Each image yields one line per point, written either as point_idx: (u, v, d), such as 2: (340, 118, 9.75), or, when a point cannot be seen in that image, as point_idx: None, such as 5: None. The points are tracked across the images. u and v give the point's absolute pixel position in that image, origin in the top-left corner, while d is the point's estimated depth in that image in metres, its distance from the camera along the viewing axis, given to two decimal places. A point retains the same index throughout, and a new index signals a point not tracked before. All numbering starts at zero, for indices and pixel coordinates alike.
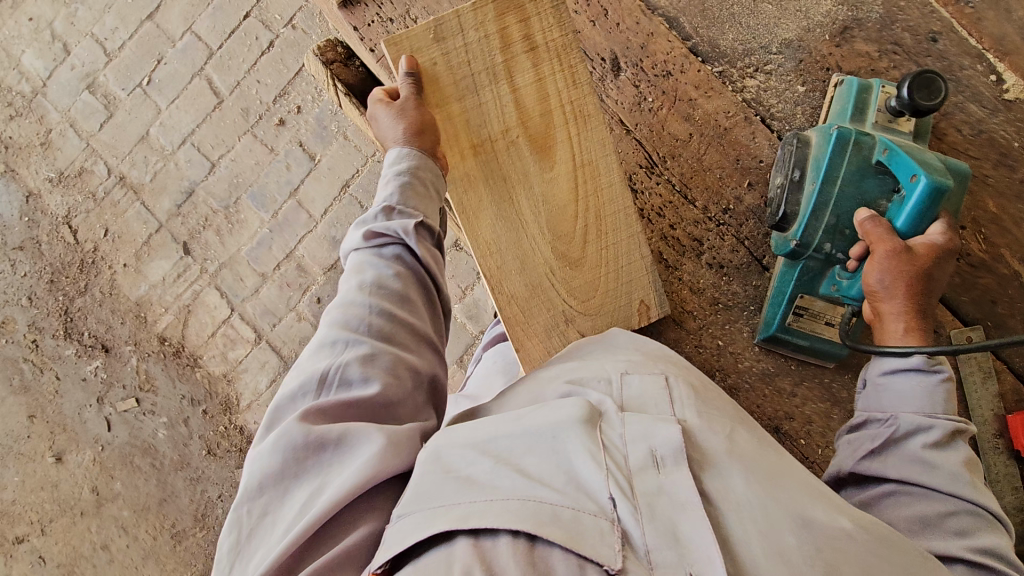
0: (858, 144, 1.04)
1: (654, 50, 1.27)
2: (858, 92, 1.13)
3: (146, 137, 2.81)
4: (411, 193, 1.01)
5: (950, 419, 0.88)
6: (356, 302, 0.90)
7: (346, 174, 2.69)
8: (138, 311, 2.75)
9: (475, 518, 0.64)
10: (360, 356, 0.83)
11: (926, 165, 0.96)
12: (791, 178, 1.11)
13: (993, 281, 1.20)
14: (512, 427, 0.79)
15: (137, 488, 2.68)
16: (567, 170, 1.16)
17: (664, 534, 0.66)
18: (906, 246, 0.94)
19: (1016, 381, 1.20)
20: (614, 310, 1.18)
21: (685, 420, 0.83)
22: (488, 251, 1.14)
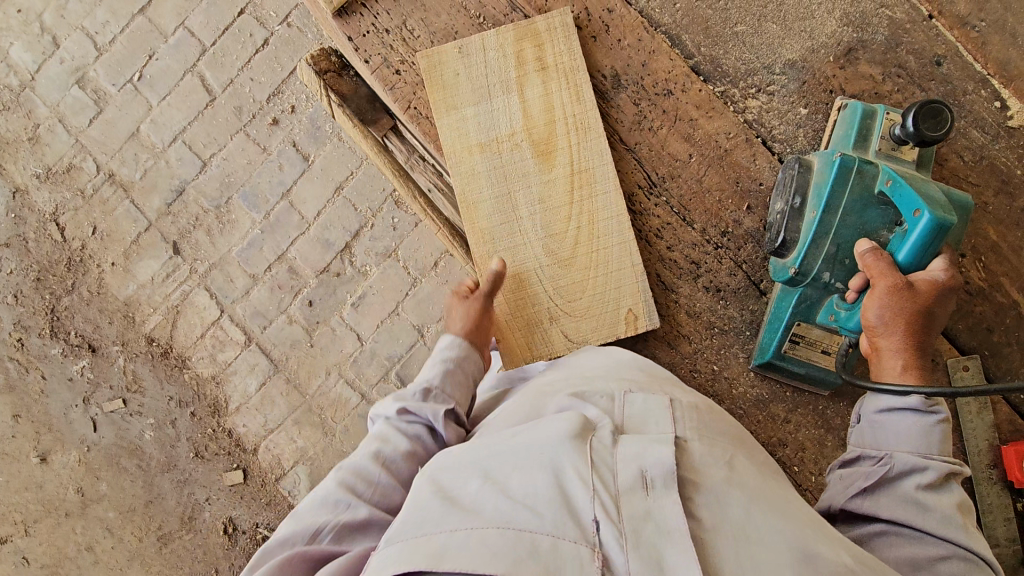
0: (861, 173, 1.02)
1: (655, 68, 1.23)
2: (862, 118, 1.10)
3: (137, 134, 2.76)
4: (451, 380, 1.06)
5: (946, 461, 0.87)
6: (367, 470, 0.91)
7: (340, 175, 2.66)
8: (127, 311, 2.71)
9: (452, 552, 0.65)
10: (358, 521, 0.83)
11: (931, 200, 0.93)
12: (792, 205, 1.08)
13: (990, 309, 1.19)
14: (505, 446, 0.80)
15: (123, 490, 2.65)
16: (564, 175, 1.19)
17: (647, 564, 0.67)
18: (907, 282, 0.91)
19: (1011, 411, 1.19)
20: (598, 315, 1.19)
21: (684, 441, 0.84)
22: (482, 240, 1.19)
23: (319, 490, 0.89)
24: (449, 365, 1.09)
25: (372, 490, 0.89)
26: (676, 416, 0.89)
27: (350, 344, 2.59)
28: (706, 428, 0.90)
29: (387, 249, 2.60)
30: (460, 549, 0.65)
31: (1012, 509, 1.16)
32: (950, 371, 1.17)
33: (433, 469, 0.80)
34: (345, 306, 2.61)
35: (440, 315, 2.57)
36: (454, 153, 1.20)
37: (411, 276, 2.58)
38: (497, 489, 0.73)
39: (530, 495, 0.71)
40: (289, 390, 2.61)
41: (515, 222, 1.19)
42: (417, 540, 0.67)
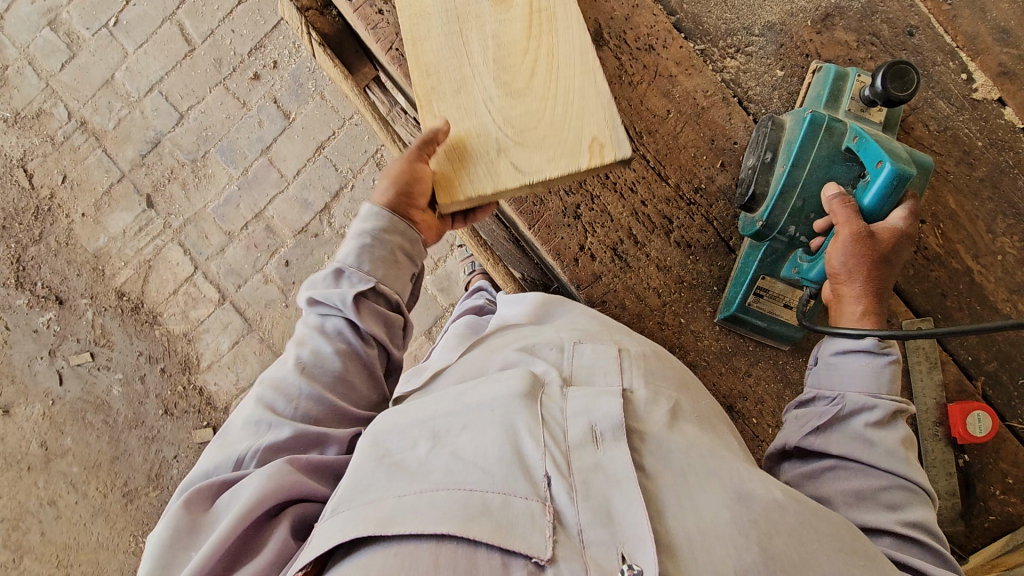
0: (830, 130, 1.05)
1: (638, 23, 1.25)
2: (836, 79, 1.12)
3: (111, 82, 2.67)
4: (369, 256, 0.98)
5: (892, 400, 0.93)
6: (285, 383, 0.92)
7: (321, 134, 2.62)
8: (96, 263, 2.66)
9: (403, 517, 0.66)
10: (278, 441, 0.86)
11: (897, 155, 0.97)
12: (763, 159, 1.12)
13: (944, 274, 1.24)
14: (453, 409, 0.83)
15: (89, 445, 2.62)
16: (522, 13, 1.01)
17: (598, 514, 0.69)
18: (868, 231, 0.96)
19: (959, 373, 1.24)
20: (557, 144, 0.93)
21: (631, 391, 0.86)
22: (424, 71, 0.98)
23: (240, 413, 0.92)
24: (363, 240, 0.99)
25: (295, 404, 0.91)
26: (623, 364, 0.92)
27: None
28: (652, 373, 0.93)
29: None
30: (408, 513, 0.67)
31: (954, 465, 1.22)
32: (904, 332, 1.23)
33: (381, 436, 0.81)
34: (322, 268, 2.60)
35: None
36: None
37: None
38: (447, 455, 0.75)
39: (479, 455, 0.74)
40: (262, 349, 2.60)
41: (463, 53, 0.99)
42: (366, 507, 0.69)
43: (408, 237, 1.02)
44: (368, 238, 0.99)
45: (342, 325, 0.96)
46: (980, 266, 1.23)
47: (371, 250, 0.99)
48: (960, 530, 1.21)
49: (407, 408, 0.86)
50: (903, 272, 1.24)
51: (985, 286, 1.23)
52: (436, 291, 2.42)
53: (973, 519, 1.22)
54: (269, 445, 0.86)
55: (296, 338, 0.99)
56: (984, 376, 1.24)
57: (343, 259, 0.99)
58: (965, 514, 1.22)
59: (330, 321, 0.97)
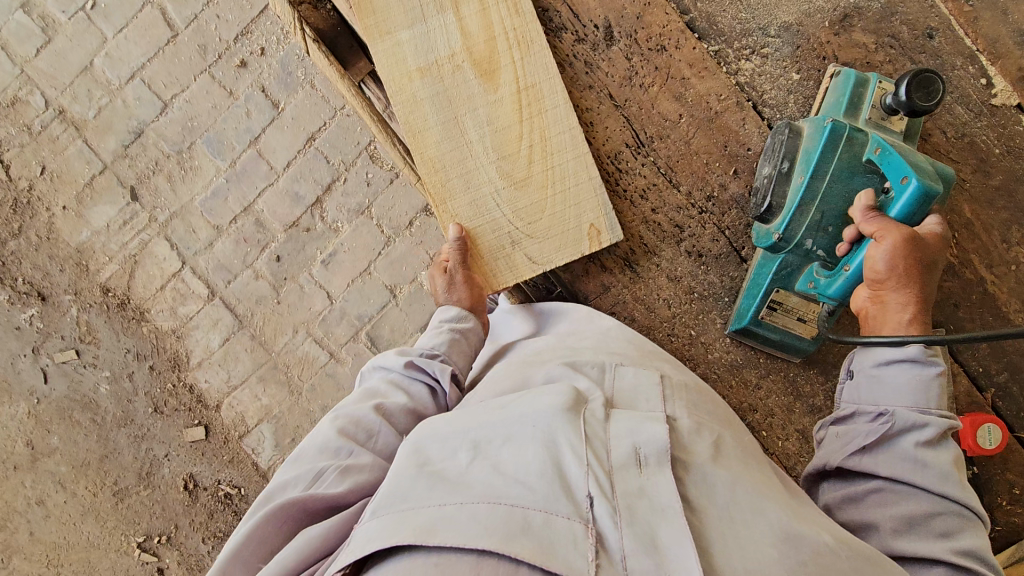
0: (851, 140, 1.02)
1: (649, 21, 1.20)
2: (855, 86, 1.08)
3: (90, 69, 2.56)
4: (456, 350, 1.10)
5: (942, 415, 0.89)
6: (364, 417, 0.94)
7: (311, 125, 2.53)
8: (79, 258, 2.57)
9: (444, 528, 0.65)
10: (356, 465, 0.87)
11: (924, 169, 0.95)
12: (780, 169, 1.08)
13: (958, 285, 1.22)
14: (495, 419, 0.81)
15: (77, 444, 2.57)
16: (509, 93, 1.16)
17: (641, 540, 0.68)
18: (914, 235, 0.93)
19: (970, 384, 1.23)
20: (561, 235, 1.16)
21: (674, 420, 0.88)
22: (432, 168, 1.16)
23: (315, 438, 0.93)
24: (454, 334, 1.11)
25: (374, 438, 0.93)
26: (666, 395, 0.93)
27: (320, 302, 2.52)
28: (695, 407, 0.95)
29: (361, 206, 2.52)
30: (449, 524, 0.65)
31: None
32: None
33: (422, 443, 0.80)
34: (315, 264, 2.53)
35: (414, 276, 2.52)
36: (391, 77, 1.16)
37: (384, 235, 2.52)
38: (488, 466, 0.74)
39: (521, 469, 0.73)
40: (254, 346, 2.54)
41: (464, 145, 1.16)
42: (406, 512, 0.67)
43: (471, 340, 1.14)
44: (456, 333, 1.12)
45: (425, 388, 1.04)
46: (994, 277, 1.21)
47: (457, 344, 1.11)
48: None
49: (446, 417, 0.85)
50: None
51: (999, 297, 1.21)
52: None
53: None
54: (347, 466, 0.86)
55: (373, 384, 1.03)
56: (994, 387, 1.23)
57: (436, 345, 1.09)
58: None
59: (416, 384, 1.04)
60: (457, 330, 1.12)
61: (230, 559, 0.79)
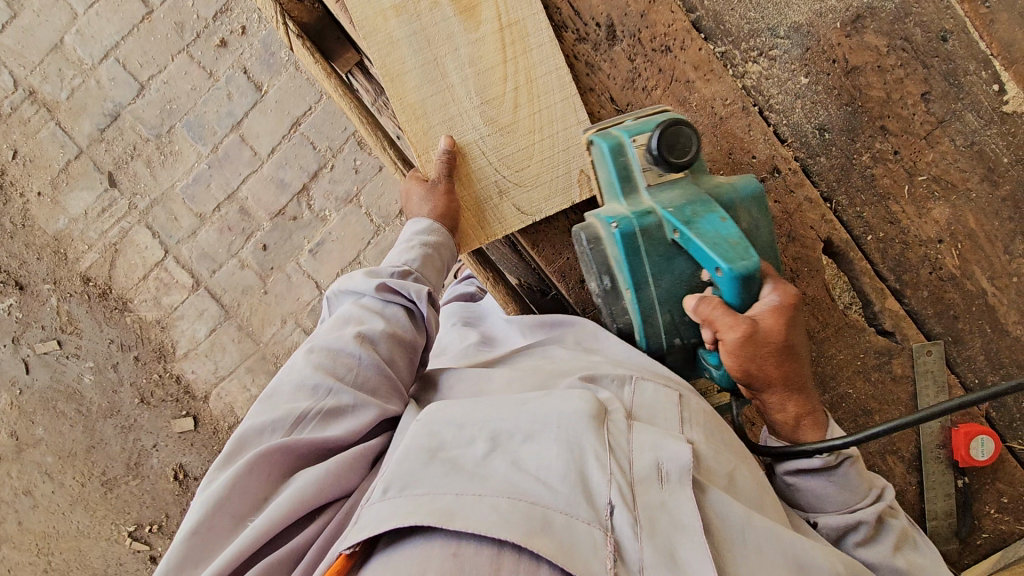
0: (646, 233, 0.97)
1: (654, 20, 1.14)
2: (615, 158, 1.02)
3: (60, 46, 2.43)
4: (429, 265, 1.11)
5: (874, 506, 0.93)
6: (343, 352, 0.94)
7: (296, 109, 2.43)
8: (57, 246, 2.49)
9: (462, 514, 0.66)
10: (340, 406, 0.89)
11: (725, 247, 0.89)
12: (604, 286, 1.04)
13: (959, 297, 1.20)
14: (515, 412, 0.82)
15: (62, 435, 2.53)
16: (492, 32, 1.12)
17: (661, 552, 0.70)
18: (750, 327, 0.89)
19: (966, 396, 1.22)
20: (549, 184, 1.15)
21: (695, 442, 0.89)
22: (413, 115, 1.13)
23: (291, 372, 0.93)
24: (426, 250, 1.11)
25: (354, 371, 0.94)
26: (683, 415, 0.94)
27: (308, 292, 2.46)
28: (712, 430, 0.94)
29: (349, 194, 2.45)
30: (471, 514, 0.66)
31: (954, 487, 1.22)
32: (914, 355, 1.20)
33: (432, 425, 0.79)
34: (302, 253, 2.46)
35: None
36: (366, 20, 1.11)
37: (373, 224, 2.46)
38: (506, 461, 0.76)
39: (542, 468, 0.74)
40: (241, 337, 2.49)
41: (445, 88, 1.13)
42: (423, 499, 0.69)
43: (443, 257, 1.13)
44: (428, 250, 1.11)
45: (400, 312, 1.04)
46: (995, 289, 1.19)
47: (429, 261, 1.11)
48: (954, 548, 1.23)
49: (464, 403, 0.85)
50: (918, 294, 1.20)
51: (999, 309, 1.20)
52: None
53: (969, 537, 1.23)
54: (330, 408, 0.89)
55: (350, 312, 1.02)
56: (990, 399, 1.22)
57: (409, 262, 1.09)
58: (961, 533, 1.23)
59: (392, 306, 1.04)
60: (428, 245, 1.11)
61: (214, 511, 0.79)
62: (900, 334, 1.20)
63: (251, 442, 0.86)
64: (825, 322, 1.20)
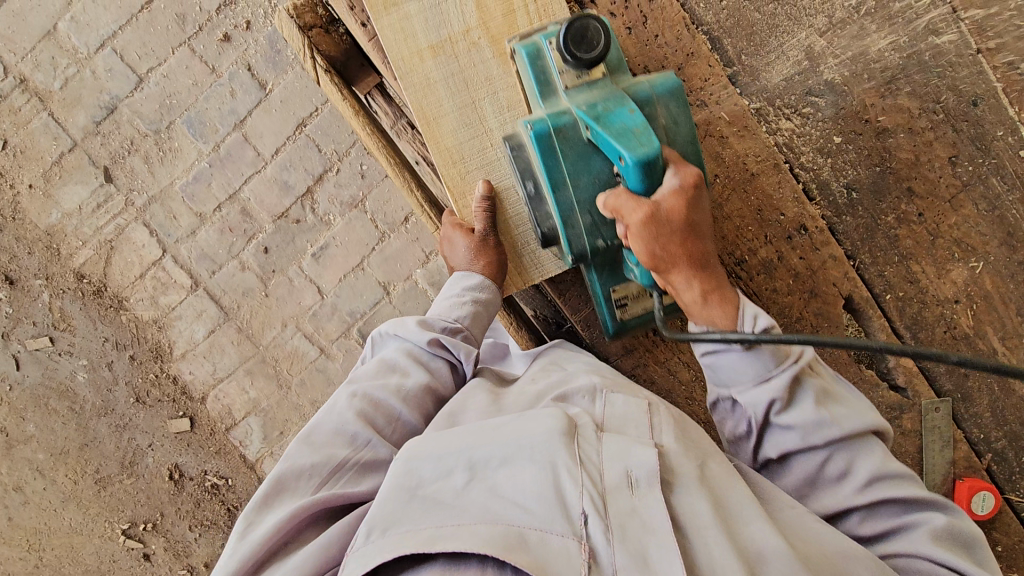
0: (562, 134, 0.97)
1: (691, 73, 1.17)
2: (533, 63, 1.01)
3: (54, 34, 2.34)
4: (477, 321, 1.11)
5: (789, 372, 0.87)
6: (383, 402, 0.95)
7: (302, 110, 2.35)
8: (49, 241, 2.41)
9: (444, 538, 0.67)
10: (376, 459, 0.89)
11: (627, 137, 0.88)
12: (527, 191, 1.05)
13: (970, 355, 1.22)
14: (489, 438, 0.82)
15: (54, 432, 2.49)
16: None
17: (633, 556, 0.70)
18: (652, 211, 0.88)
19: (970, 450, 1.26)
20: None
21: (663, 444, 0.87)
22: (451, 161, 1.15)
23: (332, 415, 0.92)
24: (477, 306, 1.11)
25: (392, 425, 0.95)
26: (655, 422, 0.92)
27: (309, 296, 2.41)
28: (685, 432, 0.92)
29: (354, 198, 2.37)
30: (450, 539, 0.67)
31: None
32: (923, 411, 1.23)
33: (410, 461, 0.79)
34: (305, 256, 2.40)
35: (408, 273, 2.39)
36: (404, 61, 1.13)
37: (378, 231, 2.39)
38: (485, 488, 0.76)
39: (516, 491, 0.75)
40: (240, 339, 2.44)
41: (482, 133, 1.15)
42: (402, 536, 0.69)
43: (490, 314, 1.13)
44: (477, 306, 1.11)
45: (447, 368, 1.06)
46: (1006, 349, 1.21)
47: (478, 317, 1.11)
48: None
49: (439, 434, 0.84)
50: (931, 352, 1.22)
51: (1007, 368, 1.22)
52: (428, 285, 2.37)
53: None
54: (369, 460, 0.88)
55: (395, 360, 1.03)
56: (992, 453, 1.26)
57: (459, 318, 1.09)
58: None
59: (440, 363, 1.05)
60: (478, 301, 1.11)
61: (247, 565, 0.75)
62: (910, 388, 1.23)
63: (285, 490, 0.83)
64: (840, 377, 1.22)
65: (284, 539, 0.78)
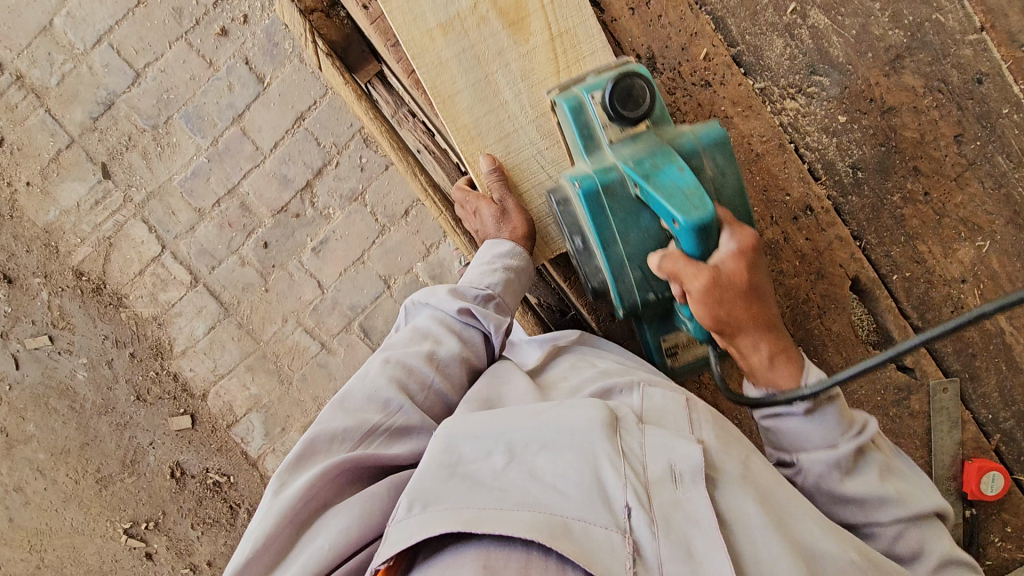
0: (610, 191, 0.96)
1: (695, 53, 1.16)
2: (576, 118, 1.01)
3: (50, 30, 2.33)
4: (509, 289, 1.09)
5: (855, 441, 0.88)
6: (417, 369, 0.95)
7: (300, 103, 2.35)
8: (47, 239, 2.40)
9: (490, 520, 0.66)
10: (408, 425, 0.88)
11: (681, 199, 0.87)
12: (576, 246, 1.06)
13: (977, 335, 1.22)
14: (530, 424, 0.80)
15: (54, 431, 2.47)
16: (543, 41, 1.13)
17: (677, 549, 0.69)
18: (712, 273, 0.88)
19: (978, 431, 1.25)
20: None
21: (703, 438, 0.85)
22: (468, 137, 1.14)
23: (366, 380, 0.92)
24: (508, 274, 1.09)
25: (424, 392, 0.94)
26: (694, 416, 0.90)
27: (310, 291, 2.40)
28: (723, 428, 0.90)
29: (354, 192, 2.37)
30: (496, 521, 0.66)
31: (962, 516, 1.26)
32: (931, 392, 1.22)
33: (450, 441, 0.78)
34: (305, 251, 2.39)
35: (409, 267, 2.39)
36: (413, 40, 1.12)
37: (378, 224, 2.38)
38: (526, 471, 0.75)
39: (559, 476, 0.74)
40: (241, 335, 2.43)
41: (498, 106, 1.14)
42: (447, 512, 0.67)
43: (521, 281, 1.11)
44: (508, 274, 1.09)
45: (479, 338, 1.06)
46: (1013, 328, 1.21)
47: (509, 285, 1.09)
48: None
49: (478, 417, 0.83)
50: (939, 332, 1.22)
51: (1014, 348, 1.21)
52: (429, 279, 2.37)
53: None
54: (400, 426, 0.88)
55: (427, 329, 1.02)
56: (1000, 433, 1.25)
57: (492, 285, 1.07)
58: None
59: (473, 333, 1.05)
60: (509, 269, 1.09)
61: (282, 522, 0.75)
62: (918, 369, 1.22)
63: (321, 450, 0.83)
64: (848, 358, 1.22)
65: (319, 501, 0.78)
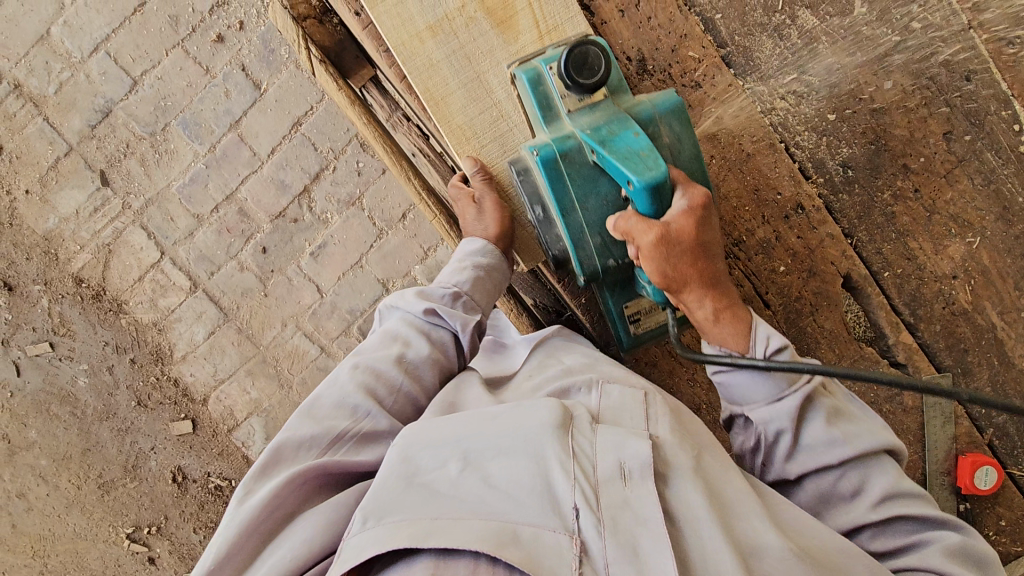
0: (568, 159, 0.98)
1: (685, 55, 1.18)
2: (535, 88, 1.02)
3: (47, 38, 2.34)
4: (479, 289, 1.12)
5: (801, 391, 0.88)
6: (383, 373, 0.96)
7: (296, 109, 2.36)
8: (47, 247, 2.41)
9: (436, 532, 0.67)
10: (376, 430, 0.89)
11: (635, 160, 0.89)
12: (537, 215, 1.08)
13: (969, 331, 1.22)
14: (483, 431, 0.81)
15: (56, 438, 2.48)
16: (531, 40, 1.14)
17: (624, 549, 0.69)
18: (662, 232, 0.90)
19: (971, 426, 1.26)
20: None
21: (657, 434, 0.85)
22: (463, 137, 1.16)
23: (332, 388, 0.93)
24: (478, 276, 1.13)
25: (393, 396, 0.95)
26: (651, 413, 0.90)
27: (308, 295, 2.41)
28: (683, 427, 0.90)
29: (351, 196, 2.38)
30: (443, 532, 0.67)
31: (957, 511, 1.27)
32: (924, 387, 1.23)
33: (407, 453, 0.79)
34: (303, 255, 2.40)
35: (407, 270, 2.40)
36: (406, 43, 1.13)
37: (376, 228, 2.39)
38: (480, 479, 0.76)
39: (511, 484, 0.74)
40: (241, 340, 2.44)
41: (491, 106, 1.16)
42: (397, 525, 0.69)
43: (491, 283, 1.15)
44: (478, 275, 1.13)
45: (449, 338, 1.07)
46: (1005, 324, 1.21)
47: (479, 285, 1.13)
48: None
49: (435, 424, 0.84)
50: (931, 329, 1.23)
51: (1007, 343, 1.22)
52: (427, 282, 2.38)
53: None
54: (367, 431, 0.89)
55: (396, 331, 1.04)
56: (994, 428, 1.26)
57: (460, 285, 1.10)
58: None
59: (442, 332, 1.06)
60: (479, 270, 1.13)
61: (244, 535, 0.75)
62: (912, 365, 1.23)
63: (286, 461, 0.83)
64: (840, 355, 1.23)
65: (284, 510, 0.79)
